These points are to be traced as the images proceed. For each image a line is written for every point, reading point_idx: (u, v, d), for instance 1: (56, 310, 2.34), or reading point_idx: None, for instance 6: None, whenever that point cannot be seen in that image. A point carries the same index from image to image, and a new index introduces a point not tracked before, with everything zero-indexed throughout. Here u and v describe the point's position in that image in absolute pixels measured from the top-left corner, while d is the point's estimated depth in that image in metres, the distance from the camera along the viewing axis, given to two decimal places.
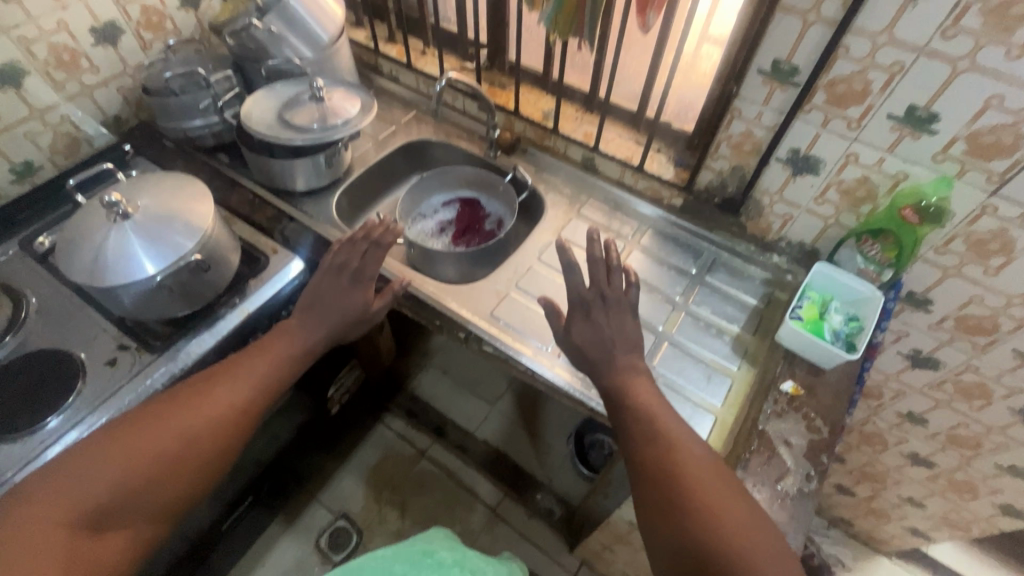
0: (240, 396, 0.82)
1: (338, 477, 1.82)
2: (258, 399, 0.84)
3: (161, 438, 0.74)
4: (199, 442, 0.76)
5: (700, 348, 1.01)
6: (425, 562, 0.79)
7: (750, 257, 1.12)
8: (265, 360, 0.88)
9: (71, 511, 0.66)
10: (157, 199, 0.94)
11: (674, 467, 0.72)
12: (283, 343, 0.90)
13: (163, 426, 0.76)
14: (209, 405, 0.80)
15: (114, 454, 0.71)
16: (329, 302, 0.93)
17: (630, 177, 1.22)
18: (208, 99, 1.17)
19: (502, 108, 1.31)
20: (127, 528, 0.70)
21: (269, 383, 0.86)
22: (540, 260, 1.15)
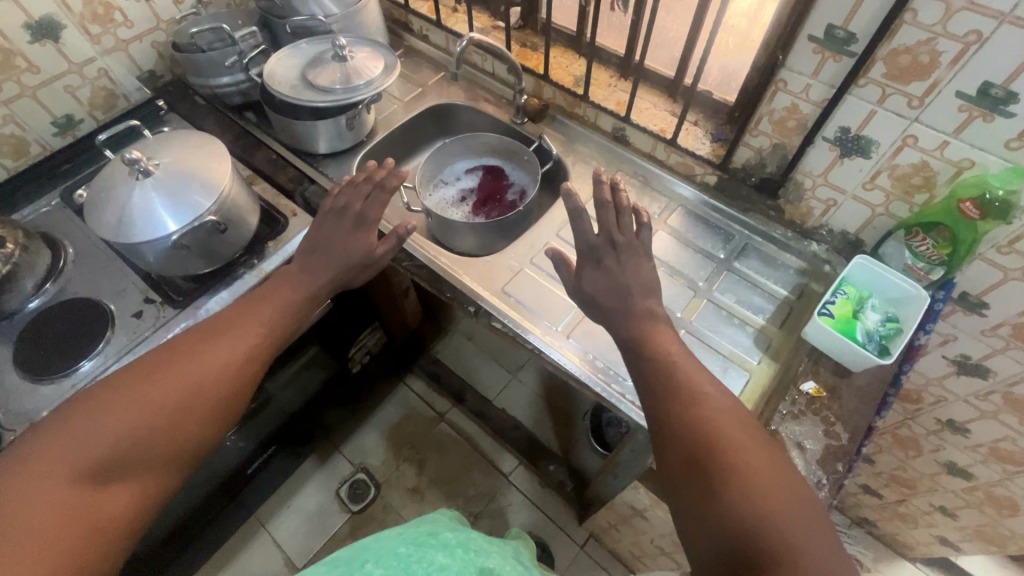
0: (239, 348, 0.85)
1: (361, 433, 1.89)
2: (258, 350, 0.87)
3: (163, 388, 0.78)
4: (201, 393, 0.79)
5: (720, 339, 0.96)
6: (429, 543, 0.78)
7: (785, 244, 1.05)
8: (263, 313, 0.90)
9: (80, 461, 0.69)
10: (177, 158, 0.95)
11: (702, 429, 0.68)
12: (284, 296, 0.92)
13: (163, 380, 0.79)
14: (210, 356, 0.83)
15: (115, 408, 0.74)
16: (332, 248, 0.95)
17: (662, 152, 1.14)
18: (234, 56, 1.15)
19: (531, 72, 1.23)
20: (135, 477, 0.73)
21: (269, 335, 0.89)
22: (558, 236, 1.11)
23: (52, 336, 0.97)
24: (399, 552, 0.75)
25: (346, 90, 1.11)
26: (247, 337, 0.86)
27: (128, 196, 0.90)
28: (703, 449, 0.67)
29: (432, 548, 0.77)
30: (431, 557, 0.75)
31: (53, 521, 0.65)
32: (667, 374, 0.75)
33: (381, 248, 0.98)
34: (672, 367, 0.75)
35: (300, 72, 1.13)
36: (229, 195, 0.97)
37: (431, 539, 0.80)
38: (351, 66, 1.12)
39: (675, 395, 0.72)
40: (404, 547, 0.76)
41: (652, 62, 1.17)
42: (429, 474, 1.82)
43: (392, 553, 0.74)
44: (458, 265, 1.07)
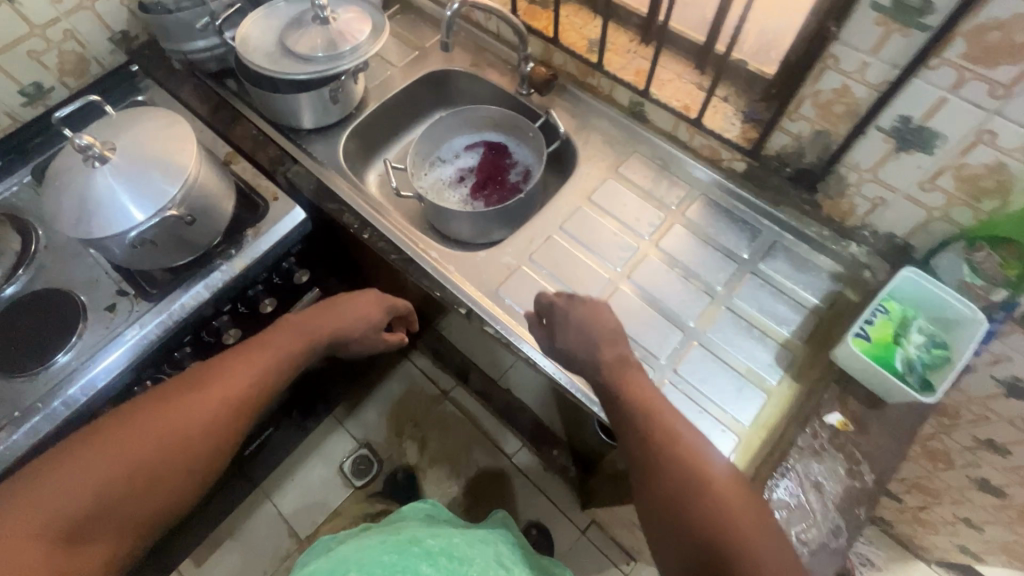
0: (233, 390, 0.80)
1: (363, 407, 1.87)
2: (252, 394, 0.81)
3: (152, 433, 0.72)
4: (191, 438, 0.74)
5: (736, 355, 0.87)
6: (411, 550, 0.80)
7: (820, 244, 0.92)
8: (262, 355, 0.84)
9: (56, 517, 0.63)
10: (135, 141, 0.86)
11: (687, 477, 0.64)
12: (282, 343, 0.87)
13: (152, 422, 0.73)
14: (201, 399, 0.77)
15: (98, 457, 0.68)
16: (342, 311, 0.94)
17: (685, 132, 1.00)
18: (206, 17, 1.03)
19: (539, 34, 1.08)
20: (114, 529, 0.68)
21: (266, 381, 0.83)
22: (563, 228, 0.99)
23: (22, 329, 0.92)
24: (385, 558, 0.77)
25: (327, 58, 0.98)
26: (240, 379, 0.81)
27: (83, 186, 0.82)
28: (687, 496, 0.63)
29: (415, 555, 0.79)
30: (414, 566, 0.77)
31: None
32: (645, 417, 0.69)
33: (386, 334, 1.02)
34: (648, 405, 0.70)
35: (278, 39, 1.01)
36: (198, 182, 0.89)
37: (412, 543, 0.82)
38: (332, 31, 0.99)
39: (652, 439, 0.67)
40: (389, 554, 0.78)
41: (678, 23, 1.00)
42: (431, 451, 1.80)
43: (376, 558, 0.77)
44: (451, 259, 0.98)
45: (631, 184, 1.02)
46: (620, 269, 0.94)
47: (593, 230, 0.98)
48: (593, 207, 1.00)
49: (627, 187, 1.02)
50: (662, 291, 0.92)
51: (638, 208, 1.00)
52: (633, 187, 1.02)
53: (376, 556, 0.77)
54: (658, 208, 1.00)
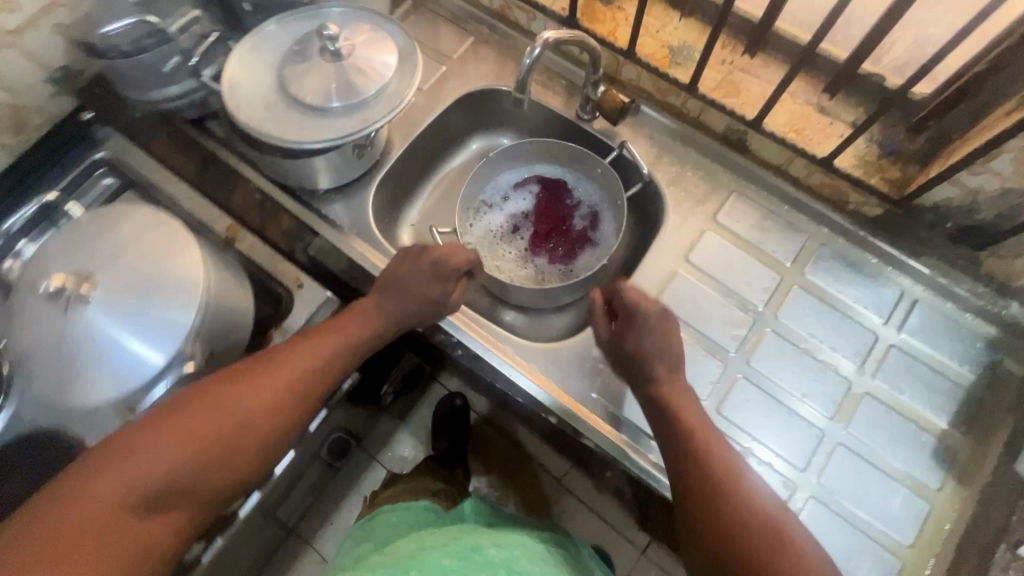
0: (289, 385, 0.63)
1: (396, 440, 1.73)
2: (309, 383, 0.65)
3: (204, 423, 0.58)
4: (252, 453, 0.61)
5: (887, 456, 0.72)
6: (474, 558, 0.68)
7: (972, 304, 0.77)
8: (320, 343, 0.67)
9: (130, 497, 0.52)
10: (116, 264, 0.66)
11: (709, 458, 0.61)
12: (342, 330, 0.69)
13: (203, 404, 0.58)
14: (253, 401, 0.61)
15: (165, 429, 0.56)
16: (407, 291, 0.73)
17: (800, 168, 0.81)
18: (177, 55, 0.78)
19: (606, 45, 0.86)
20: (186, 504, 0.56)
21: (325, 367, 0.66)
22: (660, 302, 0.81)
23: (9, 498, 0.71)
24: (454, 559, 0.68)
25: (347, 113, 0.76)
26: (292, 369, 0.64)
27: (62, 341, 0.62)
28: (701, 469, 0.61)
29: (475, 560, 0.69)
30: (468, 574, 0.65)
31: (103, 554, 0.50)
32: (687, 427, 0.64)
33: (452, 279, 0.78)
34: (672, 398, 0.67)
35: (275, 83, 0.77)
36: (215, 307, 0.69)
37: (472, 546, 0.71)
38: (351, 81, 0.75)
39: (679, 427, 0.64)
40: (451, 558, 0.68)
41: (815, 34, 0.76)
42: (475, 481, 1.67)
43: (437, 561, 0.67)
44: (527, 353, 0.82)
45: (733, 236, 0.83)
46: (735, 352, 0.78)
47: (696, 301, 0.80)
48: (691, 269, 0.82)
49: (730, 240, 0.83)
50: (790, 376, 0.76)
51: (746, 267, 0.82)
52: (737, 239, 0.83)
53: (440, 557, 0.68)
54: (770, 266, 0.82)
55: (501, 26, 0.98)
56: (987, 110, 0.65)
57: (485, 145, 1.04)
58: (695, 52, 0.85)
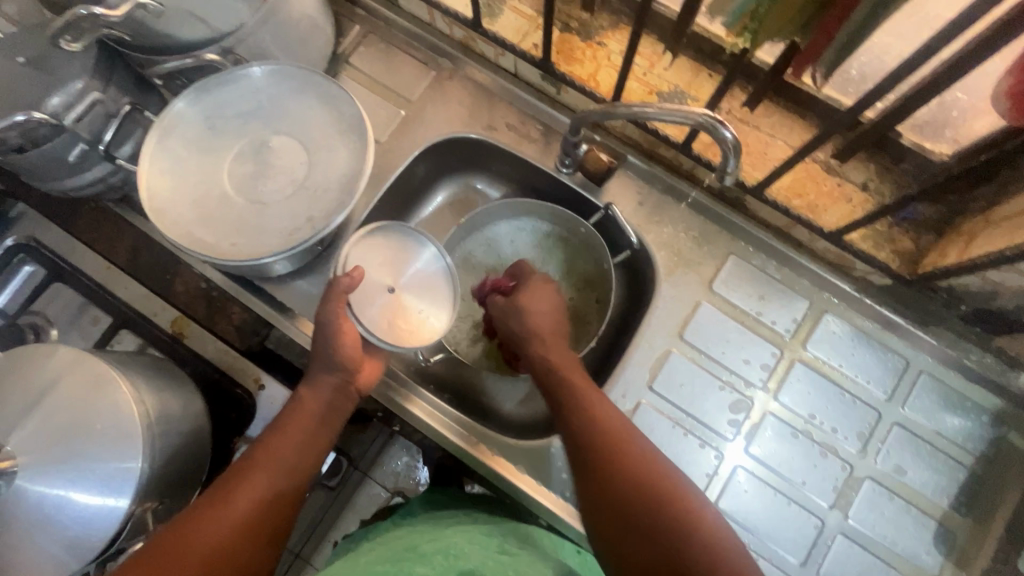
0: (274, 476, 0.60)
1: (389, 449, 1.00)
2: (303, 466, 0.63)
3: (196, 544, 0.53)
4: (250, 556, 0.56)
5: (886, 543, 0.71)
6: (407, 555, 0.56)
7: (982, 376, 0.73)
8: (290, 437, 0.63)
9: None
10: (47, 421, 0.58)
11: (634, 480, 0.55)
12: (324, 364, 0.66)
13: (176, 549, 0.52)
14: (246, 497, 0.57)
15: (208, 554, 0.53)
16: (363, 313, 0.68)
17: (803, 234, 0.74)
18: (82, 143, 0.65)
19: (587, 94, 0.75)
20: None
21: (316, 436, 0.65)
22: (653, 388, 0.75)
23: None
24: None
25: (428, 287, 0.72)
26: (268, 478, 0.60)
27: (8, 520, 0.56)
28: (610, 488, 0.56)
29: None
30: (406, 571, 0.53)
31: None
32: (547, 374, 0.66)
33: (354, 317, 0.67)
34: (603, 418, 0.60)
35: (202, 178, 0.68)
36: (156, 451, 0.59)
37: (439, 554, 0.56)
38: (375, 260, 0.71)
39: (588, 439, 0.59)
40: (425, 564, 0.54)
41: (829, 89, 0.66)
42: None
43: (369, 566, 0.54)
44: (514, 454, 0.74)
45: (730, 307, 0.77)
46: (733, 439, 0.73)
47: (690, 384, 0.75)
48: (685, 348, 0.76)
49: (726, 311, 0.77)
50: (789, 462, 0.73)
51: (743, 342, 0.76)
52: (734, 311, 0.77)
53: (372, 559, 0.56)
54: (770, 339, 0.76)
55: (463, 58, 0.84)
56: (1010, 190, 0.60)
57: (455, 191, 0.90)
58: (688, 99, 0.74)
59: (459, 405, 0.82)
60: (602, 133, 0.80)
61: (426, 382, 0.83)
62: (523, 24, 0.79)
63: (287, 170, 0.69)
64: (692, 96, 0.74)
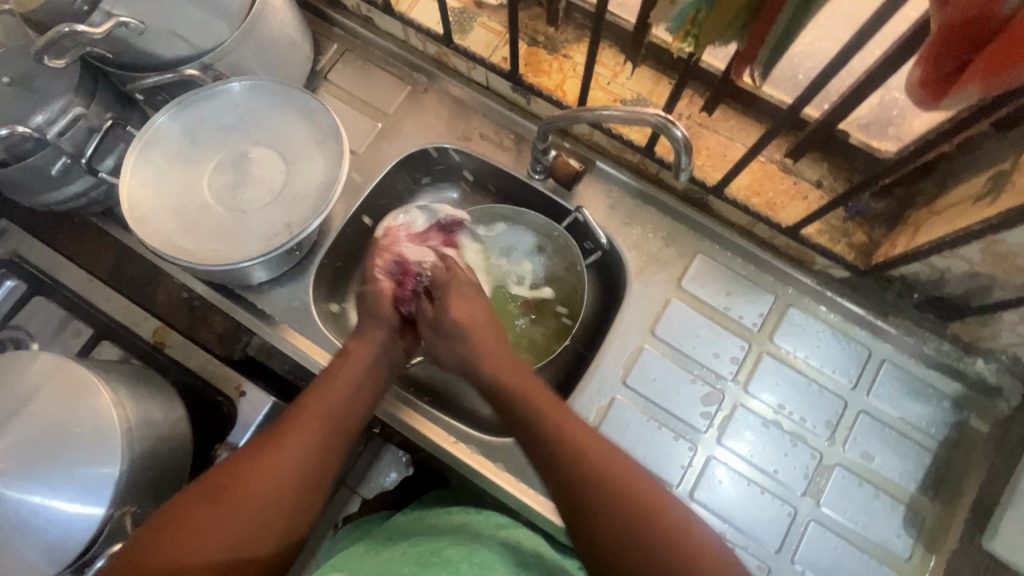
0: (321, 431, 0.59)
1: (380, 462, 0.99)
2: (346, 417, 0.63)
3: (247, 491, 0.53)
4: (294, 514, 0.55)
5: (858, 529, 0.72)
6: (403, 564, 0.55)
7: (941, 363, 0.76)
8: (335, 389, 0.63)
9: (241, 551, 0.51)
10: (26, 427, 0.59)
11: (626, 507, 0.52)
12: (371, 319, 0.70)
13: (226, 507, 0.52)
14: (293, 444, 0.57)
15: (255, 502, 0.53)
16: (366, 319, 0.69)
17: (764, 231, 0.77)
18: (64, 156, 0.67)
19: (555, 103, 0.79)
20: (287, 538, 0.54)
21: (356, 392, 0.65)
22: (627, 383, 0.77)
23: None
24: None
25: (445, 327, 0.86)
26: (314, 433, 0.59)
27: None
28: (589, 520, 0.53)
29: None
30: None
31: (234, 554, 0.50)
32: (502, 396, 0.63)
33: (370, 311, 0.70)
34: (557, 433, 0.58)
35: (183, 188, 0.70)
36: (136, 455, 0.60)
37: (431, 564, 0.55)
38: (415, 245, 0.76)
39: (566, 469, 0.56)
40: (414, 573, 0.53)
41: (779, 92, 0.71)
42: None
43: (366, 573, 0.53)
44: (492, 452, 0.75)
45: (699, 303, 0.80)
46: (706, 431, 0.75)
47: (663, 379, 0.77)
48: (658, 344, 0.78)
49: (695, 307, 0.79)
50: (762, 452, 0.75)
51: (713, 336, 0.79)
52: (703, 307, 0.79)
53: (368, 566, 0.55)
54: (738, 333, 0.79)
55: (436, 72, 0.88)
56: (949, 181, 0.64)
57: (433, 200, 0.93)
58: (650, 106, 0.78)
59: (439, 407, 0.84)
60: (571, 140, 0.84)
61: (406, 386, 0.85)
62: (493, 39, 0.84)
63: (266, 179, 0.72)
64: (654, 102, 0.78)
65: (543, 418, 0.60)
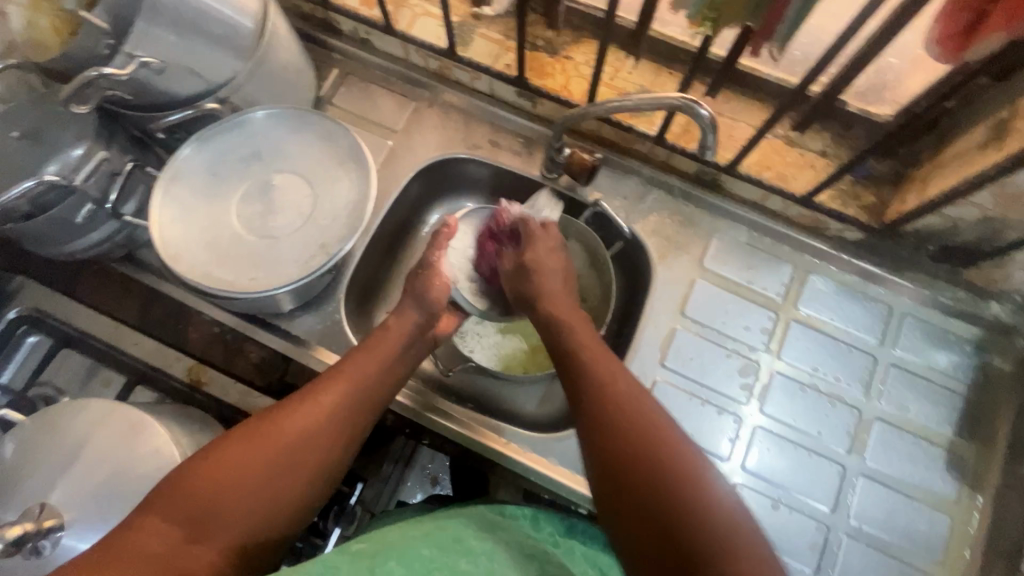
0: (358, 386, 0.61)
1: (405, 484, 0.93)
2: (376, 393, 0.62)
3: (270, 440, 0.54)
4: (324, 460, 0.56)
5: (904, 477, 0.75)
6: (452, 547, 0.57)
7: (958, 310, 0.79)
8: (370, 360, 0.63)
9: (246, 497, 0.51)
10: (81, 477, 0.57)
11: (659, 471, 0.52)
12: (415, 298, 0.71)
13: (254, 448, 0.53)
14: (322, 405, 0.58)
15: (275, 452, 0.54)
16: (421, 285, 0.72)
17: (776, 203, 0.81)
18: (89, 203, 0.67)
19: (563, 102, 0.81)
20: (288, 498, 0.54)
21: (389, 370, 0.64)
22: (665, 365, 0.79)
23: None
24: (408, 565, 0.52)
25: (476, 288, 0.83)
26: (343, 397, 0.59)
27: None
28: (606, 442, 0.56)
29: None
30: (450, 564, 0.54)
31: (241, 500, 0.51)
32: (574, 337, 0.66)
33: (410, 308, 0.70)
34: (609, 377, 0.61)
35: (211, 221, 0.71)
36: None
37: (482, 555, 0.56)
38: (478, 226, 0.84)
39: (606, 425, 0.57)
40: (469, 562, 0.55)
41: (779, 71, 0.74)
42: None
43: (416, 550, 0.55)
44: (543, 448, 0.76)
45: (723, 280, 0.82)
46: (747, 402, 0.77)
47: (699, 356, 0.79)
48: (689, 323, 0.81)
49: (720, 284, 0.82)
50: (802, 416, 0.77)
51: (740, 310, 0.81)
52: (727, 283, 0.82)
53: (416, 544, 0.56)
54: (764, 304, 0.81)
55: (440, 86, 0.90)
56: (949, 137, 0.68)
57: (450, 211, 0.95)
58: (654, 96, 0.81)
59: (481, 412, 0.84)
60: (580, 138, 0.87)
61: (446, 395, 0.85)
62: (494, 48, 0.86)
63: (293, 205, 0.72)
64: (658, 93, 0.81)
65: (590, 357, 0.63)
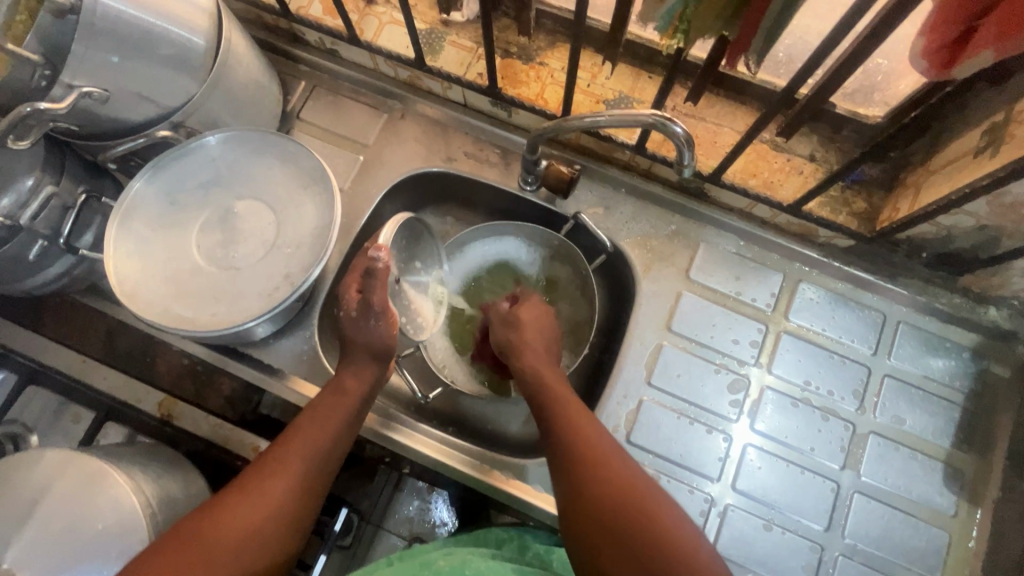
0: (307, 462, 0.59)
1: (399, 494, 0.89)
2: (325, 467, 0.61)
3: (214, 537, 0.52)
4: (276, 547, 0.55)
5: (901, 492, 0.73)
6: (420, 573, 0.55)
7: (955, 316, 0.76)
8: (319, 430, 0.61)
9: None
10: (42, 530, 0.55)
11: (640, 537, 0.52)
12: (363, 346, 0.65)
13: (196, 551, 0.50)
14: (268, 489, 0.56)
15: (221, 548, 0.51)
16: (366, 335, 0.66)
17: (764, 211, 0.77)
18: (41, 240, 0.64)
19: (539, 112, 0.78)
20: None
21: (336, 439, 0.62)
22: (652, 384, 0.76)
23: None
24: None
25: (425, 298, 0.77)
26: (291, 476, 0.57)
27: None
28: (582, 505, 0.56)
29: None
30: None
31: None
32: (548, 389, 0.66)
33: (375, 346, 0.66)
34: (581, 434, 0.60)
35: (171, 254, 0.67)
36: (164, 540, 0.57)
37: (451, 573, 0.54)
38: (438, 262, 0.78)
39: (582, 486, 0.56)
40: None
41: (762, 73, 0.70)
42: None
43: None
44: (528, 474, 0.73)
45: (710, 292, 0.79)
46: (737, 420, 0.75)
47: (687, 373, 0.76)
48: (676, 339, 0.78)
49: (707, 296, 0.79)
50: (794, 432, 0.74)
51: (729, 323, 0.78)
52: (714, 295, 0.79)
53: None
54: (754, 316, 0.78)
55: (412, 96, 0.86)
56: (942, 141, 0.64)
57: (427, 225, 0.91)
58: (634, 103, 0.77)
59: (464, 435, 0.82)
60: (559, 147, 0.83)
61: (428, 419, 0.82)
62: (465, 56, 0.82)
63: (258, 233, 0.69)
64: (637, 98, 0.77)
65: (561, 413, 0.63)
